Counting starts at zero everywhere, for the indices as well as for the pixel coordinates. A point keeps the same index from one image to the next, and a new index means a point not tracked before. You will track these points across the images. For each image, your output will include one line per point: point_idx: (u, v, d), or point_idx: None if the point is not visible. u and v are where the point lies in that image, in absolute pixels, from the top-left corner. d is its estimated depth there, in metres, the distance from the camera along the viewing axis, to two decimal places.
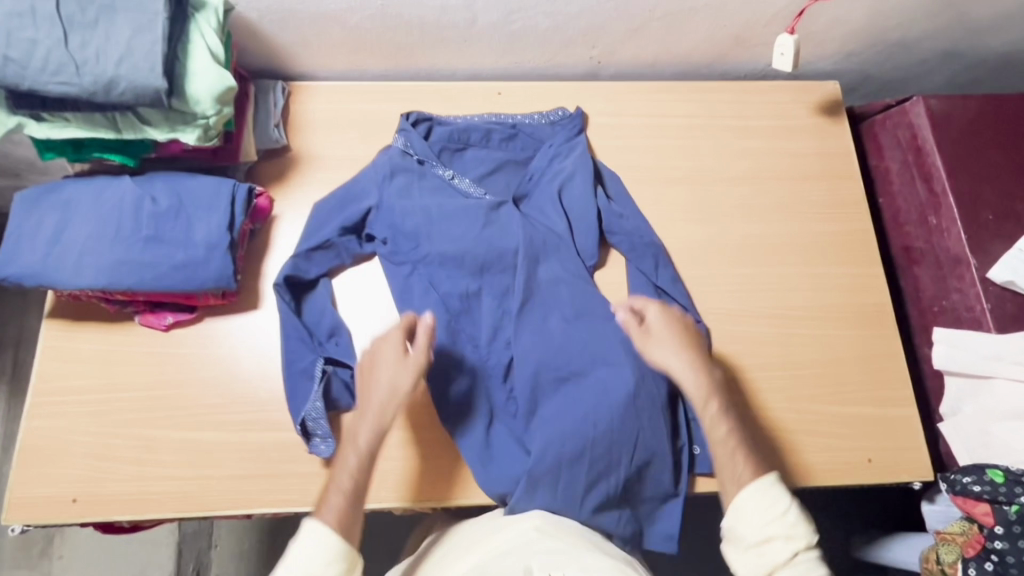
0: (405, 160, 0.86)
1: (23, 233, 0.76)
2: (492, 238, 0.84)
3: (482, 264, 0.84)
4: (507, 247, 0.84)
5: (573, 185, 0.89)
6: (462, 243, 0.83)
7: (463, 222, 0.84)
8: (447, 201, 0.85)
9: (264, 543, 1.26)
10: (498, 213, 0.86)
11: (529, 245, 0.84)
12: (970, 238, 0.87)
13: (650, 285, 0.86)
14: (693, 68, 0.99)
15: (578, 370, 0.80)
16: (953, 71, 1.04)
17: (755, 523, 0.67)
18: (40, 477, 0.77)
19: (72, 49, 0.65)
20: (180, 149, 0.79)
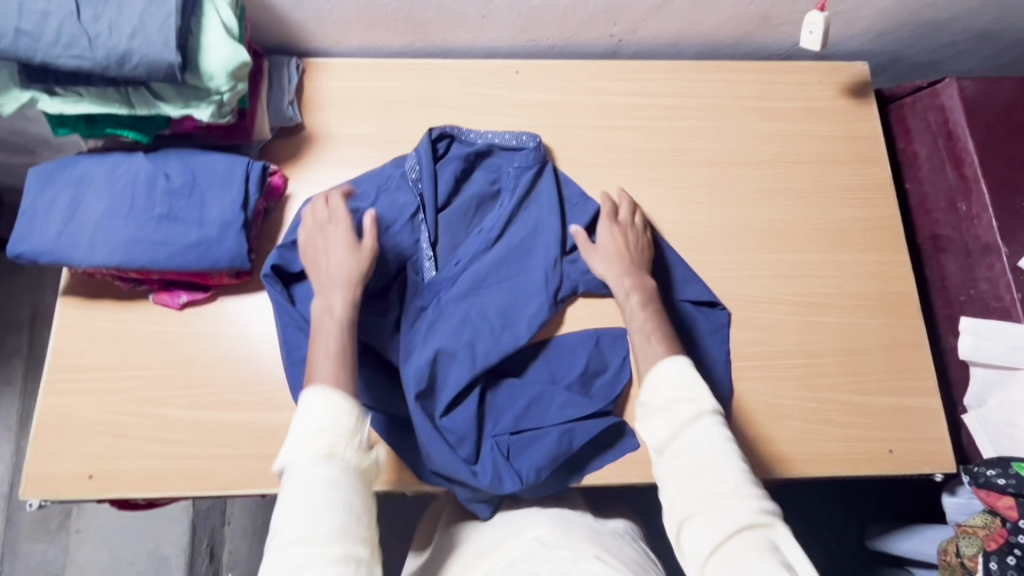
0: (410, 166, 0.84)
1: (37, 210, 0.75)
2: (473, 273, 0.81)
3: (461, 293, 0.80)
4: (493, 286, 0.81)
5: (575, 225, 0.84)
6: (447, 278, 0.81)
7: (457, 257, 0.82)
8: (444, 234, 0.83)
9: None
10: (482, 248, 0.83)
11: (511, 284, 0.81)
12: (1002, 225, 0.84)
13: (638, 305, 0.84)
14: (716, 47, 0.96)
15: (511, 388, 0.78)
16: (987, 53, 1.00)
17: (665, 393, 0.67)
18: (57, 454, 0.77)
19: (84, 22, 0.64)
20: (193, 126, 0.78)
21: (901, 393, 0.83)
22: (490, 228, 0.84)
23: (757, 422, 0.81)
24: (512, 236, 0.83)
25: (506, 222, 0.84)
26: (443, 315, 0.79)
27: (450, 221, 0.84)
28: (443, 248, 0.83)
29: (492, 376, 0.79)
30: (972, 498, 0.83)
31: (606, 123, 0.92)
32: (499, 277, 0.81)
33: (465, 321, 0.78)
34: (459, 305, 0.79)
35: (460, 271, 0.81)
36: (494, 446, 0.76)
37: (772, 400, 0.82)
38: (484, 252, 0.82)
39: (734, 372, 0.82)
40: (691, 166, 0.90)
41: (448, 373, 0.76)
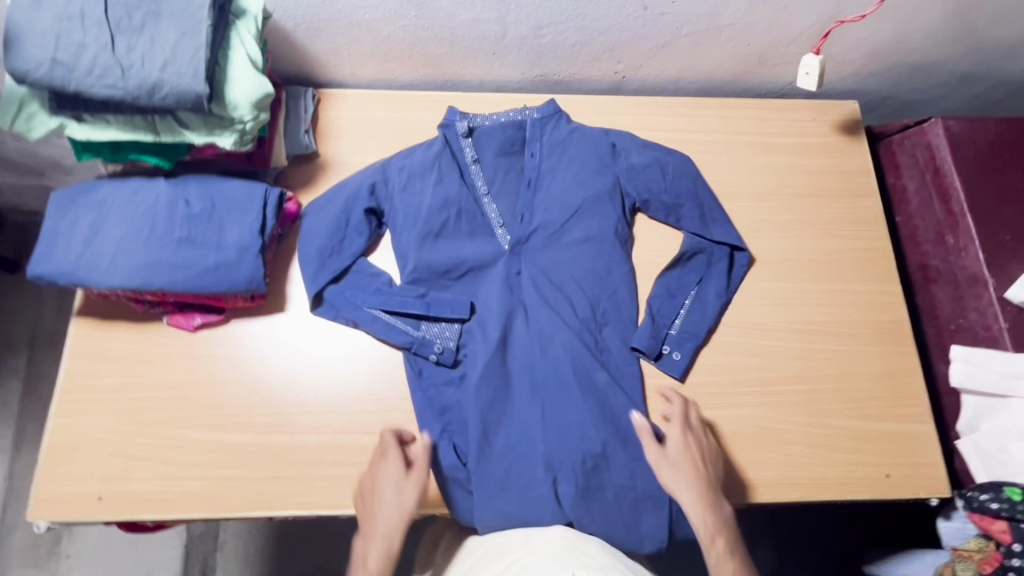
0: (506, 288, 0.86)
1: (58, 232, 0.77)
2: (539, 195, 0.90)
3: (543, 264, 0.88)
4: (562, 192, 0.90)
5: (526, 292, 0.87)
6: (513, 284, 0.87)
7: (440, 252, 0.87)
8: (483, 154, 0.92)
9: (276, 530, 1.30)
10: (559, 149, 0.92)
11: (599, 201, 0.90)
12: (988, 258, 0.88)
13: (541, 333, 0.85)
14: (715, 85, 1.01)
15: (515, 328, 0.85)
16: (967, 95, 1.06)
17: None
18: (65, 475, 0.77)
19: (118, 53, 0.66)
20: (214, 153, 0.81)
21: (896, 406, 0.87)
22: (511, 122, 0.92)
23: (759, 446, 0.83)
24: (562, 143, 0.92)
25: (562, 145, 0.92)
26: (375, 305, 0.84)
27: (491, 135, 0.92)
28: (384, 318, 0.84)
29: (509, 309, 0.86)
30: (967, 521, 0.85)
31: None
32: (550, 212, 0.89)
33: (490, 306, 0.86)
34: (534, 259, 0.88)
35: (508, 279, 0.87)
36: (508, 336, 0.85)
37: (772, 419, 0.85)
38: (541, 196, 0.90)
39: (734, 398, 0.85)
40: None
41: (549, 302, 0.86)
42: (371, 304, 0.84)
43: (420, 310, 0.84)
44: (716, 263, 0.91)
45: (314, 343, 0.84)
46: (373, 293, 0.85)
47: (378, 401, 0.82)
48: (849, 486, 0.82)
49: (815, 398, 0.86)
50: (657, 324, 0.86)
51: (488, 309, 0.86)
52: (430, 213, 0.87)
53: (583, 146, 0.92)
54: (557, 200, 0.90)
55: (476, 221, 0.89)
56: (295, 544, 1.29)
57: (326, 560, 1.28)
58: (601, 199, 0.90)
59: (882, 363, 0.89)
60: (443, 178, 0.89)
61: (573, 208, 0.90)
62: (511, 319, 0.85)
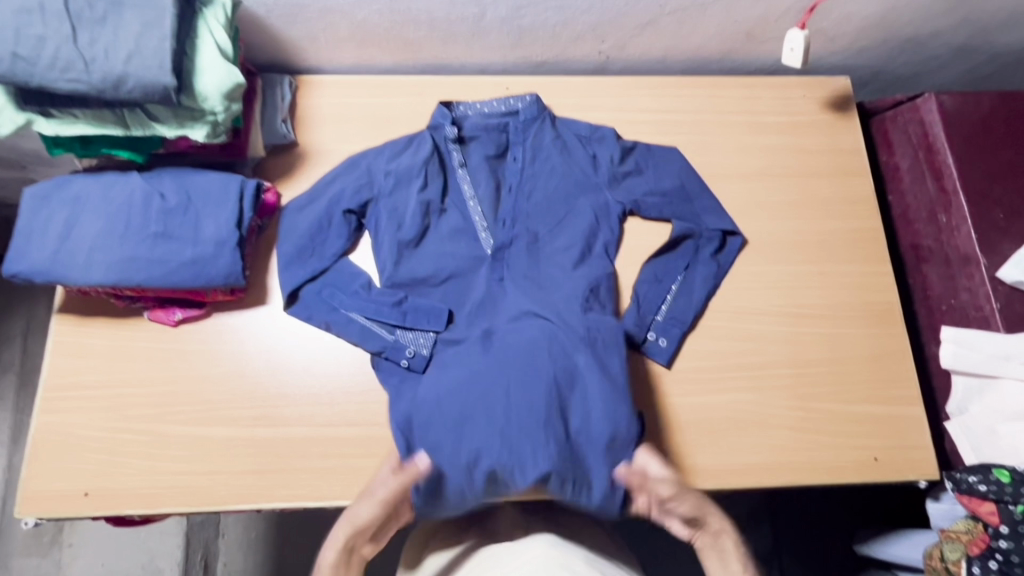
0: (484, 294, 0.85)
1: (32, 230, 0.76)
2: (520, 202, 0.89)
3: (523, 274, 0.86)
4: (544, 200, 0.90)
5: (503, 295, 0.85)
6: (493, 293, 0.86)
7: (422, 261, 0.86)
8: (468, 158, 0.91)
9: (274, 522, 1.31)
10: (543, 155, 0.91)
11: (580, 206, 0.89)
12: (981, 237, 0.86)
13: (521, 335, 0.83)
14: (702, 63, 0.98)
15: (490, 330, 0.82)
16: (964, 68, 1.03)
17: None
18: (52, 471, 0.77)
19: (80, 46, 0.65)
20: (187, 145, 0.79)
21: (885, 389, 0.86)
22: (491, 127, 0.92)
23: (747, 432, 0.83)
24: (546, 149, 0.91)
25: (545, 149, 0.91)
26: (353, 309, 0.83)
27: (478, 141, 0.92)
28: (360, 321, 0.83)
29: (485, 313, 0.84)
30: (955, 503, 0.85)
31: None
32: (531, 220, 0.89)
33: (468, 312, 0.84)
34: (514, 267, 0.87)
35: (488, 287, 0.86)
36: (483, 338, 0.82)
37: (760, 404, 0.84)
38: (523, 202, 0.89)
39: (721, 383, 0.84)
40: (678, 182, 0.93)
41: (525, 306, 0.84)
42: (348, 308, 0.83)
43: (396, 319, 0.83)
44: (702, 249, 0.89)
45: (298, 335, 0.84)
46: (349, 299, 0.84)
47: (362, 392, 0.82)
48: (837, 470, 0.82)
49: (803, 383, 0.85)
50: (642, 312, 0.85)
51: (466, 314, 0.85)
52: (413, 219, 0.87)
53: (566, 157, 0.91)
54: (538, 203, 0.89)
55: (461, 227, 0.88)
56: (295, 531, 1.30)
57: (327, 546, 1.30)
58: (584, 211, 0.89)
59: (871, 345, 0.88)
60: (428, 184, 0.88)
61: (558, 214, 0.89)
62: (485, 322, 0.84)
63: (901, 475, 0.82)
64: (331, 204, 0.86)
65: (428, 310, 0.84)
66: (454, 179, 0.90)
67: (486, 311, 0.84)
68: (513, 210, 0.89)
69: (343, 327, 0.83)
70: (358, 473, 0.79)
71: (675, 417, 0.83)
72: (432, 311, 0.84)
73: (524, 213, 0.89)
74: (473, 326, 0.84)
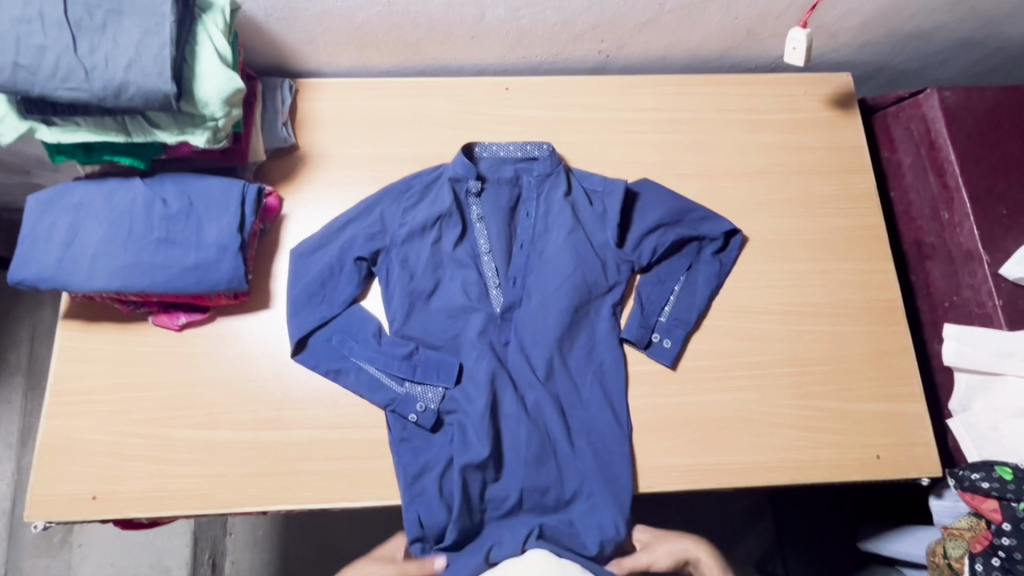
0: (495, 354, 0.84)
1: (37, 236, 0.76)
2: (533, 259, 0.88)
3: (533, 335, 0.85)
4: (558, 254, 0.87)
5: (514, 358, 0.84)
6: (503, 354, 0.84)
7: (431, 317, 0.85)
8: (485, 210, 0.90)
9: (279, 523, 1.32)
10: (556, 213, 0.89)
11: (592, 260, 0.87)
12: (983, 233, 0.86)
13: (534, 396, 0.83)
14: (703, 60, 0.98)
15: (499, 394, 0.82)
16: (968, 62, 1.02)
17: None
18: (60, 475, 0.78)
19: (80, 54, 0.65)
20: (189, 151, 0.80)
21: (887, 386, 0.86)
22: (505, 179, 0.91)
23: (749, 431, 0.83)
24: (560, 205, 0.89)
25: (559, 206, 0.89)
26: (364, 359, 0.82)
27: (494, 192, 0.90)
28: (371, 371, 0.82)
29: (495, 374, 0.83)
30: (958, 500, 0.85)
31: (594, 136, 0.94)
32: (541, 280, 0.87)
33: (480, 371, 0.82)
34: (526, 329, 0.85)
35: (499, 348, 0.84)
36: (493, 404, 0.82)
37: (762, 403, 0.84)
38: (536, 259, 0.88)
39: (723, 383, 0.85)
40: (679, 182, 0.93)
41: (536, 372, 0.84)
42: (358, 350, 0.83)
43: (406, 371, 0.82)
44: (702, 250, 0.90)
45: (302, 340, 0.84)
46: (355, 345, 0.83)
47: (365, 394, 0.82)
48: (839, 468, 0.82)
49: (805, 381, 0.85)
50: (646, 314, 0.86)
51: (477, 375, 0.83)
52: (425, 273, 0.86)
53: (581, 210, 0.90)
54: (551, 256, 0.88)
55: (472, 283, 0.87)
56: (302, 530, 1.31)
57: (333, 545, 1.31)
58: (595, 266, 0.87)
59: (874, 343, 0.88)
60: (442, 237, 0.88)
61: (573, 269, 0.86)
62: (495, 384, 0.82)
63: (904, 473, 0.82)
64: (342, 253, 0.85)
65: (435, 367, 0.83)
66: (472, 232, 0.89)
67: (496, 374, 0.83)
68: (524, 265, 0.88)
69: (350, 378, 0.82)
70: (361, 475, 0.79)
71: (677, 417, 0.83)
72: (442, 371, 0.83)
73: (536, 269, 0.88)
74: (483, 388, 0.82)
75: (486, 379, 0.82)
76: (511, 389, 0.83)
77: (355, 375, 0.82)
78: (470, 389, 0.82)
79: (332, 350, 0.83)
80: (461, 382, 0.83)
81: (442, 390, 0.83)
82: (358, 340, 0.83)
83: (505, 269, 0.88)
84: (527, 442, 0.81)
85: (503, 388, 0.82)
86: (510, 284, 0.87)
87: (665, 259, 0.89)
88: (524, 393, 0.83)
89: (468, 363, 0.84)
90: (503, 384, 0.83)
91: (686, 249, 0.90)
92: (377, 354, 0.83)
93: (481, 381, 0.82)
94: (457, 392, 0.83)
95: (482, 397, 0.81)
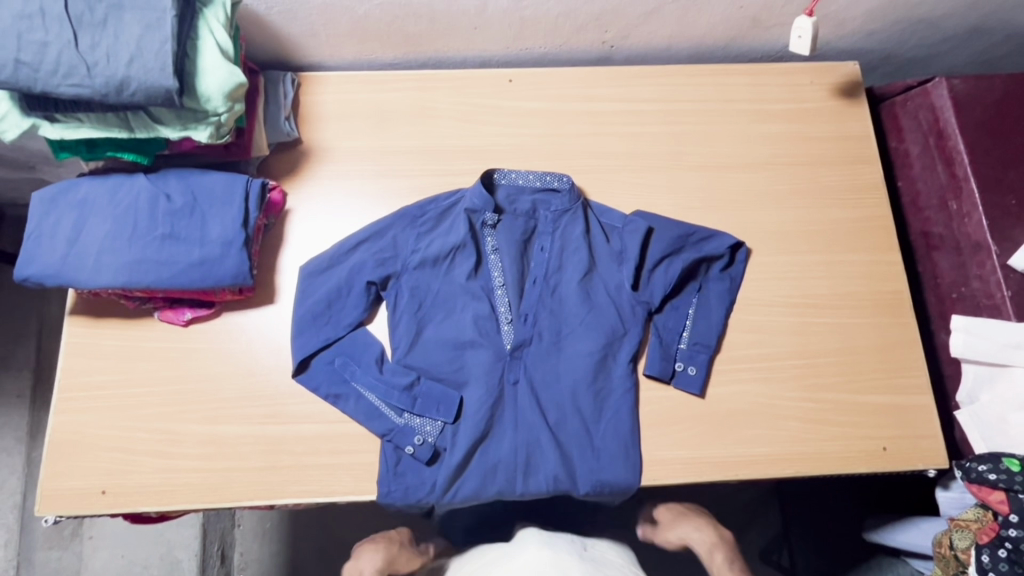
0: (499, 388, 0.82)
1: (42, 233, 0.77)
2: (546, 296, 0.86)
3: (541, 372, 0.83)
4: (571, 293, 0.86)
5: (519, 393, 0.82)
6: (507, 391, 0.82)
7: (433, 348, 0.84)
8: (500, 241, 0.88)
9: (287, 515, 1.33)
10: (571, 248, 0.87)
11: (605, 301, 0.85)
12: (992, 224, 0.85)
13: (536, 433, 0.81)
14: (708, 49, 0.97)
15: (500, 430, 0.81)
16: (978, 49, 1.01)
17: None
18: (69, 470, 0.79)
19: (82, 50, 0.65)
20: (192, 146, 0.79)
21: (894, 378, 0.85)
22: (522, 211, 0.89)
23: (755, 424, 0.83)
24: (576, 242, 0.87)
25: (575, 242, 0.88)
26: (365, 387, 0.81)
27: (510, 223, 0.89)
28: (371, 400, 0.81)
29: (496, 411, 0.82)
30: (965, 491, 0.85)
31: (598, 128, 0.93)
32: (554, 318, 0.85)
33: (482, 406, 0.81)
34: (536, 367, 0.83)
35: (503, 384, 0.82)
36: (493, 441, 0.81)
37: (768, 396, 0.84)
38: (549, 297, 0.86)
39: (729, 375, 0.84)
40: (683, 173, 0.92)
41: (542, 409, 0.82)
42: (359, 372, 0.82)
43: (406, 403, 0.81)
44: (713, 268, 0.88)
45: None
46: (351, 378, 0.82)
47: None
48: (844, 460, 0.82)
49: (811, 373, 0.85)
50: (666, 343, 0.84)
51: (478, 410, 0.81)
52: (434, 303, 0.85)
53: (597, 248, 0.88)
54: (563, 294, 0.86)
55: (482, 316, 0.85)
56: (309, 521, 1.32)
57: (340, 535, 1.31)
58: (607, 307, 0.85)
59: (880, 334, 0.87)
60: (454, 268, 0.86)
61: (584, 305, 0.85)
62: (496, 419, 0.81)
63: (910, 464, 0.82)
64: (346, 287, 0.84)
65: (436, 398, 0.82)
66: (486, 263, 0.88)
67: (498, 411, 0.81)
68: (534, 299, 0.86)
69: (348, 405, 0.81)
70: (367, 469, 0.80)
71: (682, 410, 0.83)
72: (446, 406, 0.81)
73: (546, 304, 0.86)
74: (484, 424, 0.81)
75: (487, 415, 0.81)
76: (511, 425, 0.81)
77: (352, 404, 0.81)
78: (470, 425, 0.81)
79: (329, 379, 0.81)
80: (460, 417, 0.82)
81: (441, 424, 0.81)
82: (355, 373, 0.82)
83: (515, 301, 0.86)
84: (526, 479, 0.80)
85: (504, 425, 0.81)
86: (521, 319, 0.85)
87: (679, 295, 0.87)
88: (525, 431, 0.81)
89: (470, 397, 0.82)
90: (504, 422, 0.81)
91: (702, 280, 0.87)
92: (375, 383, 0.81)
93: (482, 417, 0.81)
94: (457, 426, 0.81)
95: (481, 433, 0.80)
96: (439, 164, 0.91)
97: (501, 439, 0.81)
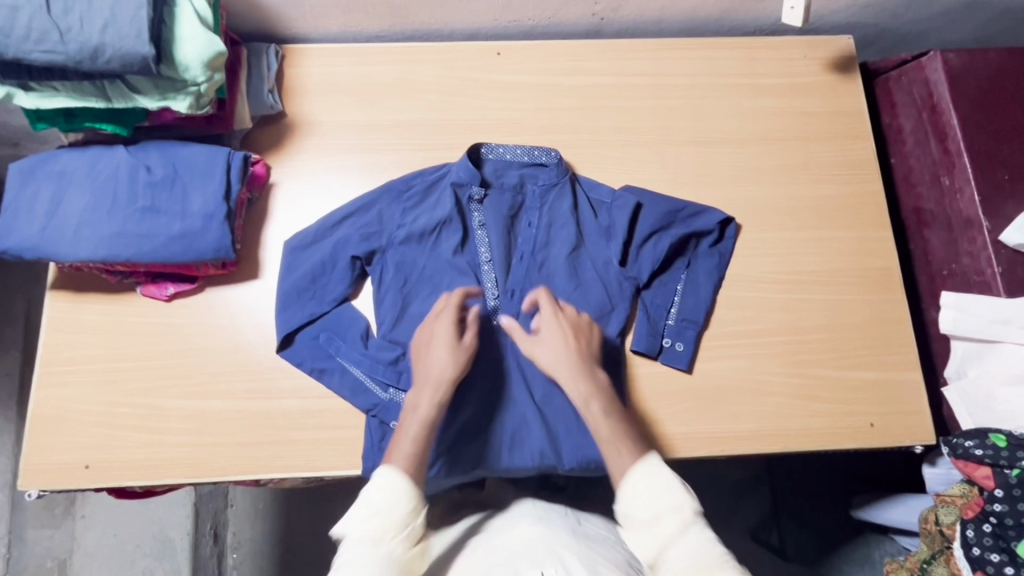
0: (485, 363, 0.82)
1: (20, 205, 0.75)
2: (534, 272, 0.85)
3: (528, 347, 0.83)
4: (559, 268, 0.85)
5: (505, 369, 0.82)
6: (493, 366, 0.82)
7: (419, 323, 0.83)
8: (487, 216, 0.87)
9: (280, 494, 1.33)
10: (558, 223, 0.87)
11: (593, 276, 0.85)
12: (984, 199, 0.84)
13: (521, 408, 0.81)
14: (701, 22, 0.95)
15: (486, 405, 0.81)
16: (975, 23, 0.99)
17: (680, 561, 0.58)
18: (53, 445, 0.78)
19: (54, 15, 0.63)
20: (172, 117, 0.78)
21: (882, 354, 0.85)
22: (509, 186, 0.88)
23: (742, 400, 0.82)
24: (563, 216, 0.87)
25: (562, 218, 0.87)
26: (350, 362, 0.80)
27: (497, 198, 0.88)
28: (355, 375, 0.80)
29: (482, 386, 0.81)
30: (951, 467, 0.85)
31: (588, 102, 0.92)
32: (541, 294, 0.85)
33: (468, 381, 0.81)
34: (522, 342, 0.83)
35: (489, 359, 0.82)
36: (478, 416, 0.80)
37: (756, 372, 0.83)
38: (536, 273, 0.85)
39: (717, 351, 0.84)
40: (674, 148, 0.91)
41: (528, 384, 0.82)
42: (343, 348, 0.81)
43: (391, 378, 0.80)
44: (701, 245, 0.87)
45: None
46: (336, 353, 0.81)
47: None
48: (831, 435, 0.82)
49: (800, 350, 0.85)
50: (653, 320, 0.83)
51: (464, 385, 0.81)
52: (420, 279, 0.84)
53: (585, 222, 0.87)
54: (550, 269, 0.85)
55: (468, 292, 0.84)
56: (302, 500, 1.32)
57: (332, 514, 1.32)
58: (595, 281, 0.85)
59: (870, 311, 0.87)
60: (440, 243, 0.85)
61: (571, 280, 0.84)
62: (481, 393, 0.81)
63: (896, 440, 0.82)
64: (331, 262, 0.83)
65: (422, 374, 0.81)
66: (473, 238, 0.87)
67: (484, 386, 0.81)
68: (521, 275, 0.85)
69: (332, 379, 0.80)
70: (352, 445, 0.79)
71: (670, 386, 0.82)
72: None
73: (532, 279, 0.85)
74: (469, 399, 0.80)
75: (472, 390, 0.81)
76: (497, 400, 0.81)
77: (338, 379, 0.80)
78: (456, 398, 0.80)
79: (313, 354, 0.81)
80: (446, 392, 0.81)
81: None
82: (340, 348, 0.81)
83: (502, 277, 0.85)
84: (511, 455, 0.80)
85: (490, 401, 0.81)
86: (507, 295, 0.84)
87: (666, 272, 0.86)
88: (512, 406, 0.81)
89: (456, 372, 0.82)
90: (490, 397, 0.81)
91: (690, 256, 0.87)
92: (361, 358, 0.81)
93: (467, 392, 0.80)
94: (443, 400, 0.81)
95: (467, 409, 0.80)
96: (427, 139, 0.90)
97: (487, 415, 0.81)
